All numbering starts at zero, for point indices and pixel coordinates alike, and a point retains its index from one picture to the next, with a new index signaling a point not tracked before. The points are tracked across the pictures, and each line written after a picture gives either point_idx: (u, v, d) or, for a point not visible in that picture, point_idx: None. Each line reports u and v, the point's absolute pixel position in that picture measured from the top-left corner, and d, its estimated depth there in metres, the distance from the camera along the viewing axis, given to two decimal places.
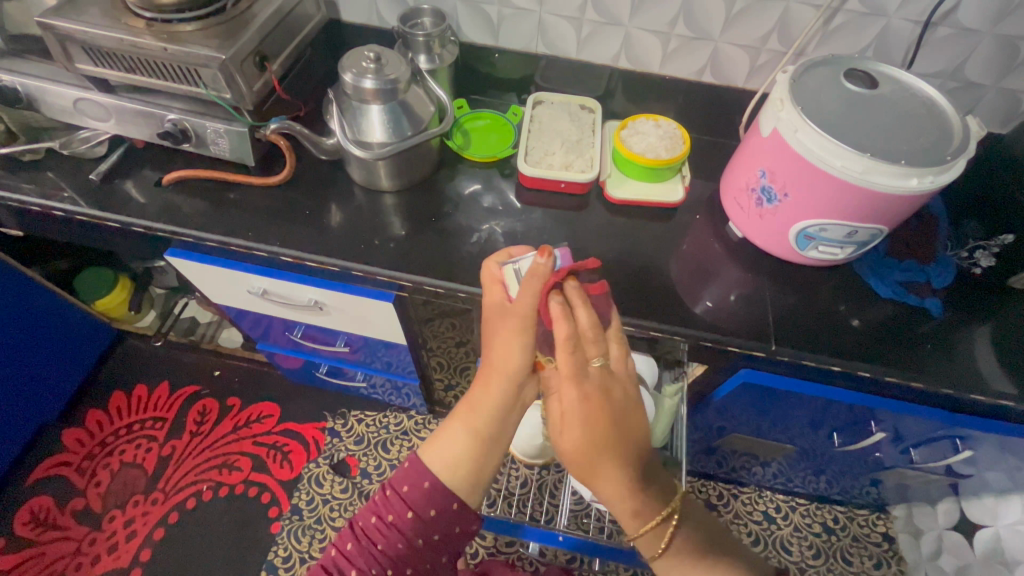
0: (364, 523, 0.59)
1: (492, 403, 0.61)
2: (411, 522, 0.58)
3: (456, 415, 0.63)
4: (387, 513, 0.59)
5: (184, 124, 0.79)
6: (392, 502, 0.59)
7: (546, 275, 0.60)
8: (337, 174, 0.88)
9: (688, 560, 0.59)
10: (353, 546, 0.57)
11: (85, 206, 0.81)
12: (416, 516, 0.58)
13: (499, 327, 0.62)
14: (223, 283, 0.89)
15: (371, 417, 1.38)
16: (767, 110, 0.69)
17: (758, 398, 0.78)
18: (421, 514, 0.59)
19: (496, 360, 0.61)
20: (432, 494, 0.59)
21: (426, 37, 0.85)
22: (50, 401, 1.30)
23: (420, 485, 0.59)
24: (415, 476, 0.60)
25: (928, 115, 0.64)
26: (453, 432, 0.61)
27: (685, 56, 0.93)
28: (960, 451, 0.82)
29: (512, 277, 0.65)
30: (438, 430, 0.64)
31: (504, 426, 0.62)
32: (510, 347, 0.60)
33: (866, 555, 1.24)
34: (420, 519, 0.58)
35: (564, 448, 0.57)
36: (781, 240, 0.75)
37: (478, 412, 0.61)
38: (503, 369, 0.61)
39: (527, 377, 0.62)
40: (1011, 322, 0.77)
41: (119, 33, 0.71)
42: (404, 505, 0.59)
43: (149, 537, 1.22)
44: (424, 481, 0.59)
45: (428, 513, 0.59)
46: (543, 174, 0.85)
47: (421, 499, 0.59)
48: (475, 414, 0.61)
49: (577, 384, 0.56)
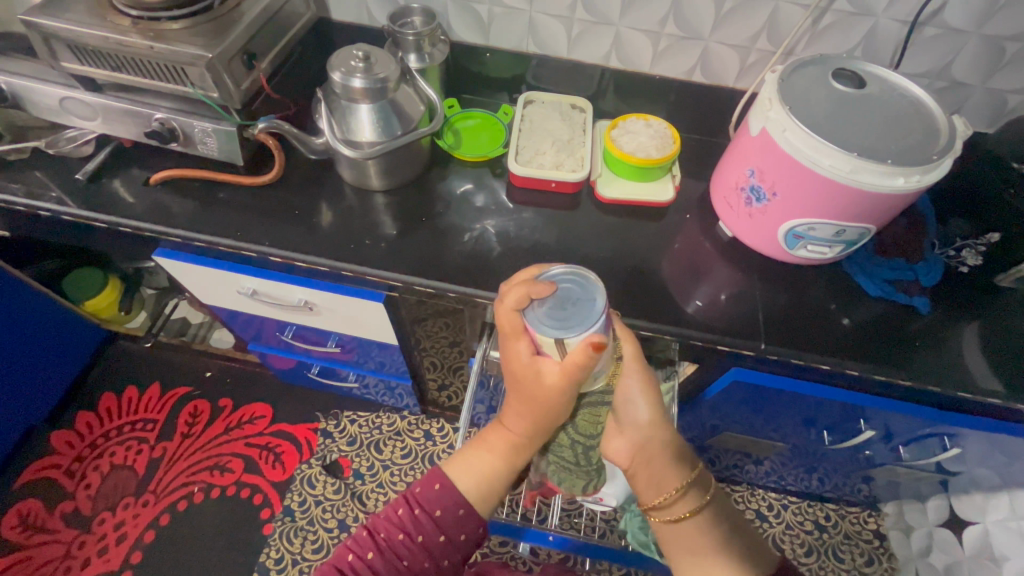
0: (389, 538, 0.58)
1: (530, 447, 0.64)
2: (440, 545, 0.59)
3: (487, 443, 0.64)
4: (415, 533, 0.59)
5: (172, 123, 0.79)
6: (422, 522, 0.59)
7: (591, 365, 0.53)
8: (327, 173, 0.88)
9: (714, 530, 0.60)
10: (376, 556, 0.56)
11: (73, 206, 0.80)
12: (446, 539, 0.60)
13: (530, 397, 0.58)
14: (214, 283, 0.88)
15: (364, 418, 1.38)
16: (756, 110, 0.69)
17: (749, 397, 0.79)
18: (451, 538, 0.60)
19: (537, 417, 0.60)
20: (464, 521, 0.60)
21: (416, 36, 0.84)
22: (38, 403, 1.29)
23: (454, 511, 0.60)
24: (450, 503, 0.60)
25: (915, 115, 0.65)
26: (490, 460, 0.63)
27: (675, 56, 0.93)
28: (949, 449, 0.83)
29: (543, 341, 0.54)
30: (465, 450, 0.64)
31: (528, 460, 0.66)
32: (557, 413, 0.59)
33: (857, 552, 1.24)
34: (448, 542, 0.60)
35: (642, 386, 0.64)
36: (771, 238, 0.75)
37: (515, 447, 0.63)
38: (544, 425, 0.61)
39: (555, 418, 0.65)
40: (998, 320, 0.78)
41: (105, 31, 0.70)
42: (435, 528, 0.59)
43: (140, 540, 1.21)
44: (459, 508, 0.60)
45: (457, 537, 0.60)
46: (533, 173, 0.85)
47: (453, 525, 0.60)
48: (514, 454, 0.63)
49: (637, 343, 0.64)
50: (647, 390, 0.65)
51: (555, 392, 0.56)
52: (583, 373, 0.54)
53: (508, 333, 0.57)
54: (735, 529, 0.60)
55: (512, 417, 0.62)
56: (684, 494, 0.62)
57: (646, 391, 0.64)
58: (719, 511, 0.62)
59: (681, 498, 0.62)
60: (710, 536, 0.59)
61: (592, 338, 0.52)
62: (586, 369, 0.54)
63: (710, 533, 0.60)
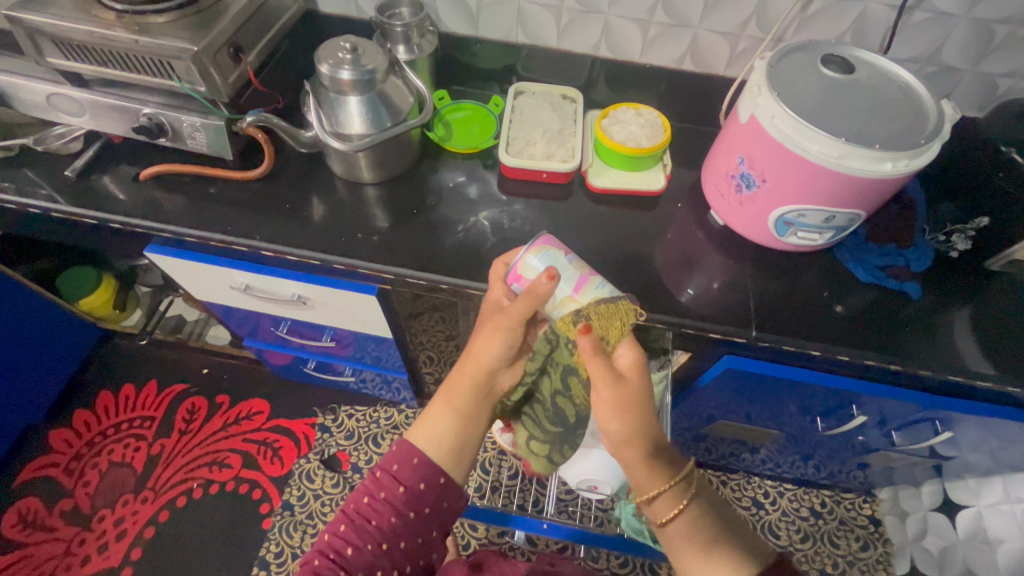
0: (355, 504, 0.58)
1: (465, 385, 0.63)
2: (403, 498, 0.58)
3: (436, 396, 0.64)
4: (378, 492, 0.58)
5: (160, 118, 0.78)
6: (383, 481, 0.59)
7: (542, 297, 0.58)
8: (318, 167, 0.88)
9: (692, 537, 0.58)
10: (347, 528, 0.56)
11: (63, 203, 0.80)
12: (407, 491, 0.58)
13: (487, 324, 0.64)
14: (207, 279, 0.88)
15: (361, 412, 1.38)
16: (745, 97, 0.69)
17: (743, 385, 0.79)
18: (411, 489, 0.59)
19: (477, 351, 0.63)
20: (421, 469, 0.59)
21: (404, 27, 0.84)
22: (36, 402, 1.30)
23: (408, 460, 0.59)
24: (403, 454, 0.60)
25: (903, 100, 0.65)
26: (438, 410, 0.63)
27: (664, 44, 0.93)
28: (941, 433, 0.84)
29: (529, 270, 0.63)
30: (421, 414, 0.64)
31: (481, 418, 0.64)
32: (489, 341, 0.62)
33: (852, 537, 1.25)
34: (410, 493, 0.59)
35: (608, 402, 0.58)
36: (762, 226, 0.75)
37: (464, 395, 0.63)
38: (478, 358, 0.63)
39: (500, 367, 0.64)
40: (989, 304, 0.78)
41: (89, 25, 0.70)
42: (393, 481, 0.59)
43: (140, 536, 1.21)
44: (412, 457, 0.60)
45: (418, 487, 0.59)
46: (525, 164, 0.85)
47: (410, 475, 0.59)
48: (452, 394, 0.63)
49: (600, 358, 0.58)
50: (615, 404, 0.58)
51: (507, 320, 0.61)
52: (535, 300, 0.58)
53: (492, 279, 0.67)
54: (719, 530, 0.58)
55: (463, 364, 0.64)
56: (660, 500, 0.60)
57: (617, 403, 0.58)
58: (700, 513, 0.59)
59: (659, 503, 0.60)
60: (693, 539, 0.58)
61: (550, 268, 0.58)
62: (536, 298, 0.58)
63: (691, 537, 0.58)
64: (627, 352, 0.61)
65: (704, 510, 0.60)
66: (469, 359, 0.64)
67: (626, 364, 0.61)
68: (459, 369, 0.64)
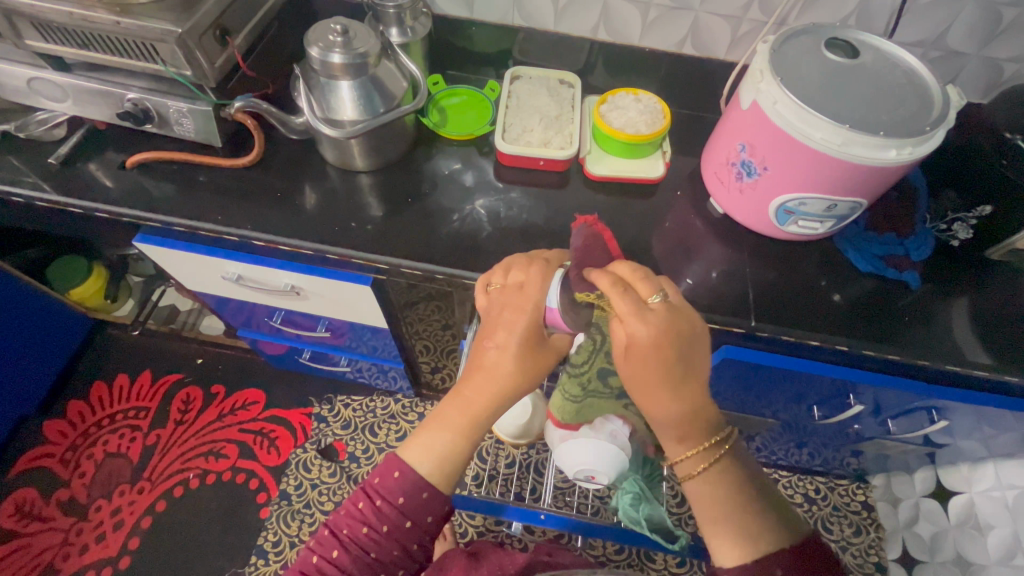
0: (354, 533, 0.56)
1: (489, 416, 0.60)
2: (407, 531, 0.57)
3: (445, 420, 0.60)
4: (380, 523, 0.57)
5: (146, 104, 0.77)
6: (386, 512, 0.57)
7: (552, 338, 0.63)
8: (311, 155, 0.86)
9: (712, 503, 0.55)
10: (342, 554, 0.56)
11: (48, 191, 0.78)
12: (413, 524, 0.58)
13: (527, 358, 0.59)
14: (198, 270, 0.87)
15: (358, 402, 1.37)
16: (747, 81, 0.68)
17: (740, 374, 0.78)
18: (419, 522, 0.58)
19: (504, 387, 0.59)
20: (428, 504, 0.58)
21: (397, 9, 0.81)
22: (27, 393, 1.28)
23: (418, 495, 0.58)
24: (412, 489, 0.58)
25: (908, 85, 0.63)
26: (441, 424, 0.60)
27: (664, 27, 0.91)
28: (936, 422, 0.83)
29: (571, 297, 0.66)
30: (423, 430, 0.61)
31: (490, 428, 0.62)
32: (528, 378, 0.59)
33: (846, 523, 1.26)
34: (416, 526, 0.58)
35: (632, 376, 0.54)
36: (762, 214, 0.74)
37: (477, 421, 0.60)
38: (510, 391, 0.59)
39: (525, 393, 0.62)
40: (988, 293, 0.77)
41: (68, 6, 0.67)
42: (400, 516, 0.57)
43: (137, 526, 1.21)
44: (422, 492, 0.58)
45: (425, 519, 0.58)
46: (521, 151, 0.83)
47: (418, 509, 0.58)
48: (473, 426, 0.60)
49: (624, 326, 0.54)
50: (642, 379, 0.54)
51: (550, 354, 0.60)
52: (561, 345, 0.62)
53: (525, 294, 0.59)
54: (739, 502, 0.55)
55: (480, 395, 0.59)
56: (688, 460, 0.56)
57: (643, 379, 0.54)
58: (725, 480, 0.56)
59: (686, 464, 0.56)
60: (712, 507, 0.55)
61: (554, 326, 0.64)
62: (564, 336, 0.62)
63: (709, 505, 0.55)
64: (645, 326, 0.53)
65: (727, 481, 0.55)
66: (482, 371, 0.59)
67: (641, 341, 0.53)
68: (471, 382, 0.60)
